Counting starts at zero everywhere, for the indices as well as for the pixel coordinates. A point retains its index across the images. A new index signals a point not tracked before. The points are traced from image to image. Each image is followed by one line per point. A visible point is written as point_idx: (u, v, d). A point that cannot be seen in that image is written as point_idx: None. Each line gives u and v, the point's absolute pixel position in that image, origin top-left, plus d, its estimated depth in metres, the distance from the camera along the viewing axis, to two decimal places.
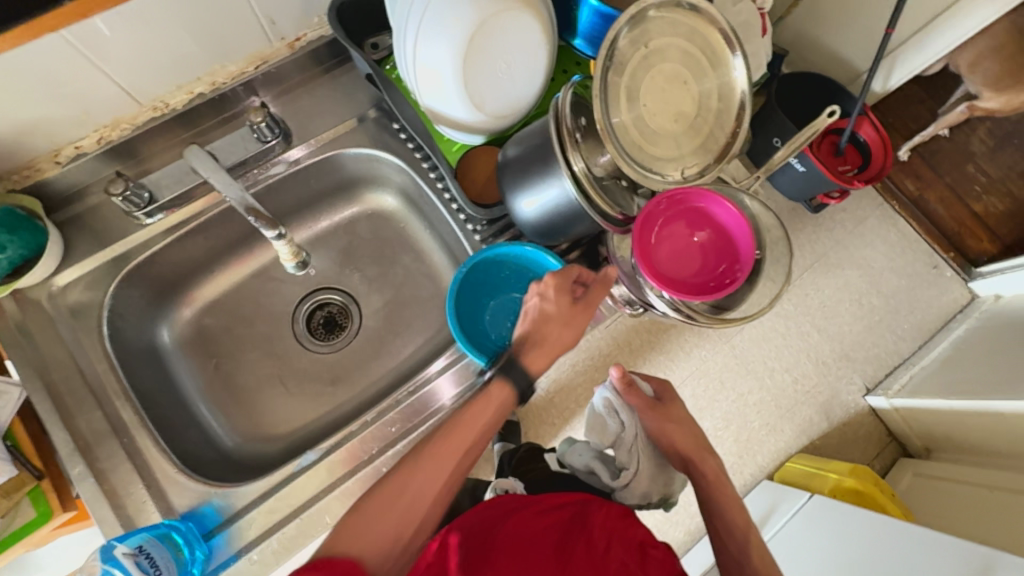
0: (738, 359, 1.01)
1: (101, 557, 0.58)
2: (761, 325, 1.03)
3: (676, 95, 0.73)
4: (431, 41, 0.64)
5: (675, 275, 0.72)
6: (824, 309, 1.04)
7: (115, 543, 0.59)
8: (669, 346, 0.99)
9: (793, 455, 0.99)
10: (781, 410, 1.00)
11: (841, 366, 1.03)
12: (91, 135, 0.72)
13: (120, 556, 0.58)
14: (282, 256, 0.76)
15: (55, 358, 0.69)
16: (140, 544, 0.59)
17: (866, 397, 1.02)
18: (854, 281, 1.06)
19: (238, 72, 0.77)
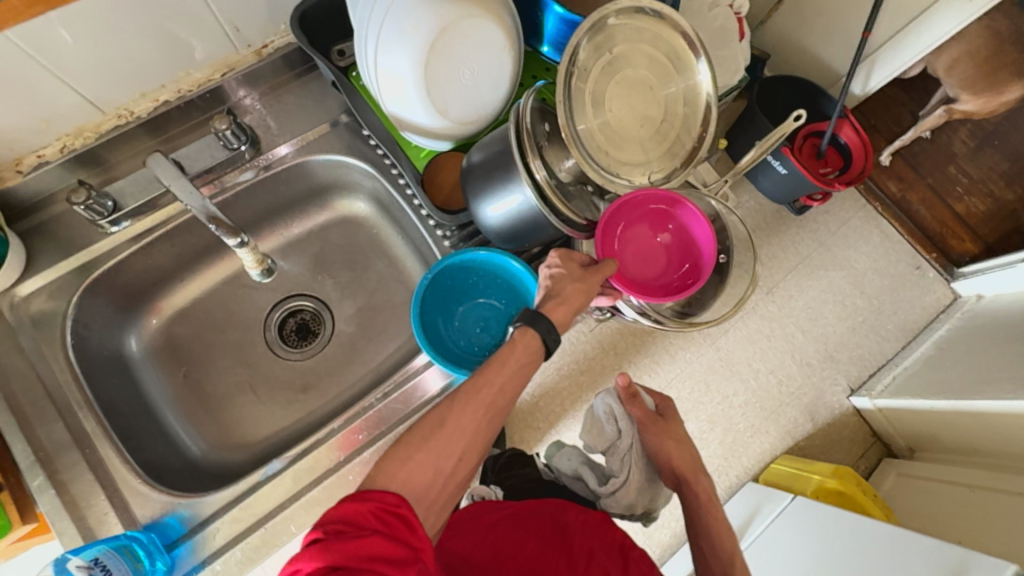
0: (722, 362, 1.01)
1: (55, 570, 0.58)
2: (746, 328, 1.03)
3: (641, 100, 0.74)
4: (392, 49, 0.64)
5: (640, 278, 0.72)
6: (808, 310, 1.05)
7: (70, 556, 0.59)
8: (653, 349, 0.99)
9: (778, 456, 0.99)
10: (765, 412, 1.01)
11: (825, 367, 1.03)
12: (53, 143, 0.72)
13: (74, 569, 0.57)
14: (247, 263, 0.79)
15: (16, 368, 0.69)
16: (96, 557, 0.59)
17: (850, 398, 1.02)
18: (837, 282, 1.07)
19: (204, 79, 0.77)
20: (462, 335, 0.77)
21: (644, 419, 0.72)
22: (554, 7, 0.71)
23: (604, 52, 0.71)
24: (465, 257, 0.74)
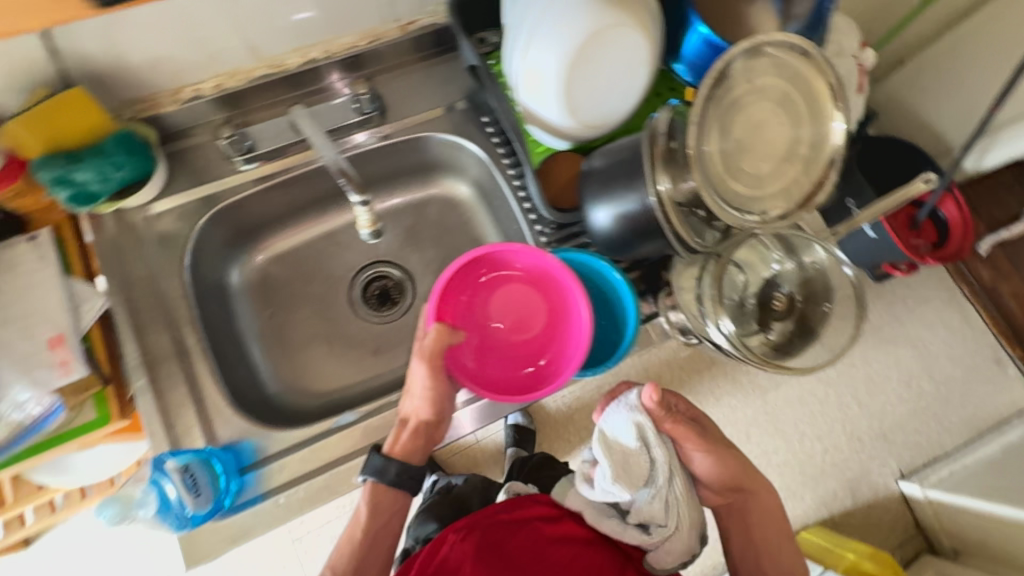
0: (768, 416, 1.00)
1: (153, 468, 0.64)
2: (799, 387, 1.02)
3: (767, 136, 0.73)
4: (543, 44, 0.66)
5: (505, 356, 0.75)
6: (870, 383, 1.02)
7: (166, 458, 0.64)
8: (698, 389, 0.99)
9: (809, 525, 0.98)
10: (803, 477, 0.99)
11: (876, 445, 1.00)
12: (210, 80, 0.77)
13: (169, 470, 0.63)
14: (361, 223, 0.76)
15: (138, 277, 0.74)
16: (187, 463, 0.63)
17: (899, 482, 0.99)
18: (906, 360, 1.02)
19: (351, 44, 0.81)
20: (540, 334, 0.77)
21: (682, 423, 0.69)
22: (700, 28, 0.71)
23: (743, 82, 0.70)
24: (564, 255, 0.75)
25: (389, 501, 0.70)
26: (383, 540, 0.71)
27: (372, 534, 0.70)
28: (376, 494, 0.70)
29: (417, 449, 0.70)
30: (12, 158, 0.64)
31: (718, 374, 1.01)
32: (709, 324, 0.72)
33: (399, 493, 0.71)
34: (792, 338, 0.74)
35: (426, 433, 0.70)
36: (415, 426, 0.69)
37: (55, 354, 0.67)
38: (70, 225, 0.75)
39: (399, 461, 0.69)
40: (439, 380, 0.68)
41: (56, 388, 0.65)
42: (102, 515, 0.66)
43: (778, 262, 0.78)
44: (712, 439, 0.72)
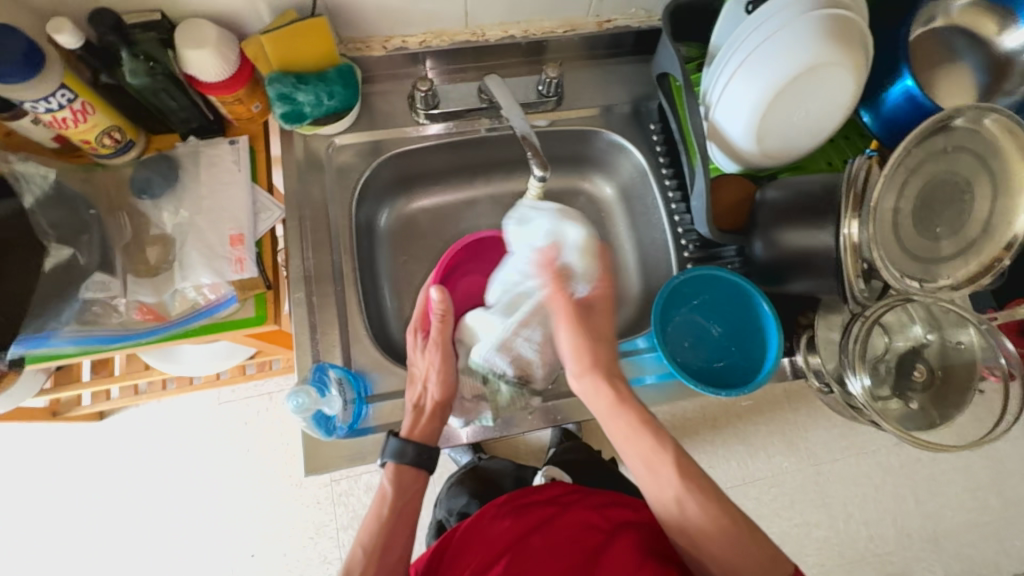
0: (818, 484, 1.30)
1: (313, 372, 0.68)
2: (854, 469, 1.31)
3: (945, 205, 0.72)
4: (756, 65, 0.68)
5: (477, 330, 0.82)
6: (928, 485, 1.30)
7: (326, 366, 0.69)
8: (728, 428, 1.31)
9: None
10: (842, 559, 1.26)
11: (927, 545, 1.27)
12: (418, 35, 0.83)
13: (328, 377, 0.68)
14: (529, 196, 0.81)
15: (313, 199, 0.80)
16: (342, 377, 0.69)
17: None
18: (972, 469, 1.31)
19: (549, 29, 0.86)
20: (672, 345, 0.77)
21: (586, 359, 0.71)
22: (907, 79, 0.71)
23: (935, 147, 0.70)
24: (718, 273, 0.76)
25: (410, 480, 0.69)
26: (403, 530, 0.67)
27: (398, 513, 0.67)
28: (399, 475, 0.69)
29: (431, 432, 0.70)
30: (245, 66, 0.72)
31: (772, 437, 1.32)
32: (846, 377, 0.71)
33: (420, 472, 0.69)
34: (925, 409, 0.73)
35: (435, 414, 0.70)
36: (433, 409, 0.70)
37: (233, 251, 0.72)
38: (262, 137, 0.81)
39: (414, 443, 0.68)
40: (447, 360, 0.72)
41: (230, 280, 0.71)
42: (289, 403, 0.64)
43: (927, 332, 0.76)
44: (621, 396, 0.69)
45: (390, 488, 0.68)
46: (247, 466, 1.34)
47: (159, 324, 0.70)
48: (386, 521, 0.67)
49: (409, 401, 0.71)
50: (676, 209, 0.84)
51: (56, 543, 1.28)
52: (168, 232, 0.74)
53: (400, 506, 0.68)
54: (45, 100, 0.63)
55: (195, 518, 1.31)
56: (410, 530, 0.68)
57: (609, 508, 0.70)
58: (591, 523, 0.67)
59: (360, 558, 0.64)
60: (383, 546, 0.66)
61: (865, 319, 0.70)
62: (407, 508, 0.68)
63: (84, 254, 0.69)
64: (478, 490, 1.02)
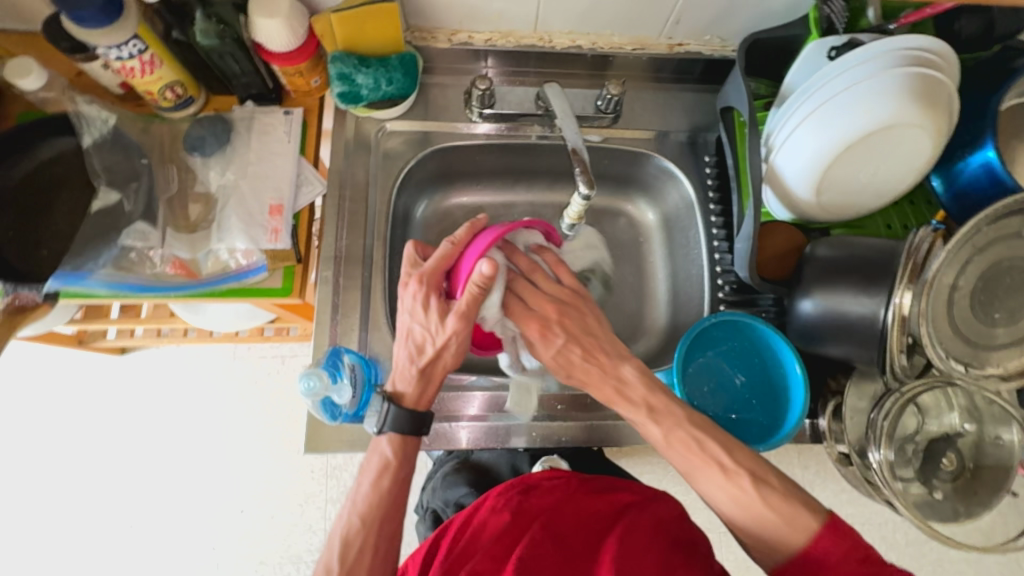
0: None
1: (330, 355, 0.68)
2: None
3: (1008, 291, 0.68)
4: (832, 115, 0.64)
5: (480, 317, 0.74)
6: (934, 570, 1.24)
7: (343, 351, 0.69)
8: None
9: None
10: None
11: None
12: (485, 33, 0.82)
13: (344, 363, 0.68)
14: (570, 213, 0.79)
15: (356, 180, 0.80)
16: (358, 364, 0.69)
17: None
18: (985, 563, 1.24)
19: (618, 45, 0.84)
20: (692, 388, 0.74)
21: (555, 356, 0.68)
22: (990, 152, 0.67)
23: (1008, 228, 0.66)
24: (753, 323, 0.74)
25: (411, 450, 0.65)
26: (399, 501, 0.64)
27: (399, 485, 0.64)
28: (402, 444, 0.65)
29: (424, 389, 0.66)
30: (311, 41, 0.72)
31: None
32: (870, 451, 0.68)
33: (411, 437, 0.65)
34: (950, 502, 0.69)
35: (432, 376, 0.66)
36: (437, 377, 0.66)
37: (270, 221, 0.73)
38: (316, 112, 0.81)
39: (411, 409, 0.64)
40: (469, 331, 0.65)
41: (262, 249, 0.72)
42: (303, 385, 0.64)
43: (965, 422, 0.72)
44: (691, 422, 0.63)
45: (392, 454, 0.64)
46: (250, 425, 1.37)
47: (190, 281, 0.71)
48: (386, 494, 0.63)
49: (408, 364, 0.65)
50: (718, 247, 0.82)
51: (61, 467, 1.33)
52: (212, 192, 0.75)
53: (402, 477, 0.64)
54: (117, 48, 0.64)
55: (193, 465, 1.34)
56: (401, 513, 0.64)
57: (608, 494, 0.72)
58: (594, 510, 0.70)
59: (358, 528, 0.61)
60: (383, 516, 0.63)
61: (903, 395, 0.66)
62: (410, 476, 0.65)
63: (129, 201, 0.71)
64: (477, 480, 0.96)
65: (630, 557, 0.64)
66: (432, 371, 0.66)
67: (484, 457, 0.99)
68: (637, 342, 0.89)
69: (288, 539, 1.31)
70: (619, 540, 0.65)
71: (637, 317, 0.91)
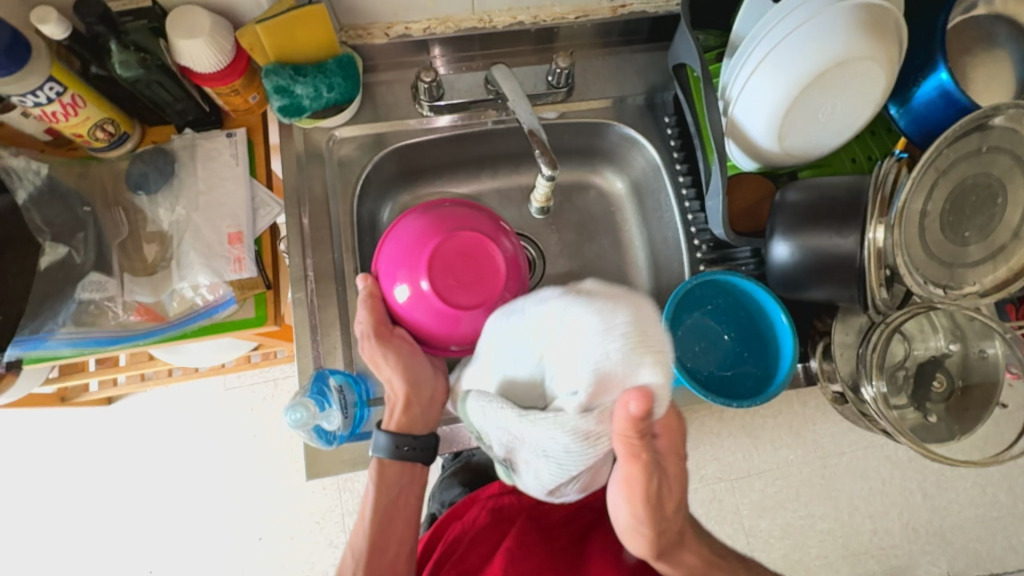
0: (825, 479, 1.29)
1: (311, 379, 0.66)
2: (864, 464, 1.30)
3: (976, 208, 0.69)
4: (783, 61, 0.64)
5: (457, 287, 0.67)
6: (939, 481, 1.29)
7: (327, 372, 0.67)
8: (738, 423, 1.30)
9: None
10: (846, 551, 1.26)
11: (931, 541, 1.27)
12: (421, 22, 0.78)
13: (330, 384, 0.66)
14: (536, 195, 0.79)
15: (316, 194, 0.77)
16: (342, 384, 0.67)
17: None
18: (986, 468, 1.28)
19: (561, 15, 0.81)
20: (683, 349, 0.75)
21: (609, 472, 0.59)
22: (942, 74, 0.66)
23: (969, 147, 0.66)
24: (732, 278, 0.74)
25: (396, 474, 0.67)
26: (399, 523, 0.68)
27: (383, 510, 0.67)
28: (382, 468, 0.67)
29: (416, 420, 0.68)
30: (240, 57, 0.68)
31: (782, 431, 1.30)
32: (863, 384, 0.69)
33: (406, 463, 0.68)
34: (943, 422, 0.70)
35: (420, 411, 0.68)
36: (402, 399, 0.67)
37: (231, 250, 0.70)
38: (261, 129, 0.78)
39: (391, 434, 0.66)
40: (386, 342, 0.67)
41: (228, 281, 0.70)
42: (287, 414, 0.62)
43: (950, 342, 0.73)
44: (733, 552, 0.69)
45: (373, 482, 0.67)
46: (252, 454, 1.35)
47: (159, 324, 0.69)
48: (373, 520, 0.66)
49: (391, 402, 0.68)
50: (690, 207, 0.81)
51: (59, 537, 1.30)
52: (165, 230, 0.73)
53: (386, 502, 0.67)
54: (32, 94, 0.60)
55: (200, 501, 1.32)
56: (400, 533, 0.68)
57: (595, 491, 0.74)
58: (580, 510, 0.71)
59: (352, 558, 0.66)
60: (372, 548, 0.66)
61: (887, 326, 0.67)
62: (394, 504, 0.67)
63: (79, 252, 0.67)
64: (471, 481, 1.00)
65: (615, 556, 0.64)
66: (411, 402, 0.67)
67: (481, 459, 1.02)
68: None
69: (312, 557, 1.30)
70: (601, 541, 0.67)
71: (620, 287, 0.90)
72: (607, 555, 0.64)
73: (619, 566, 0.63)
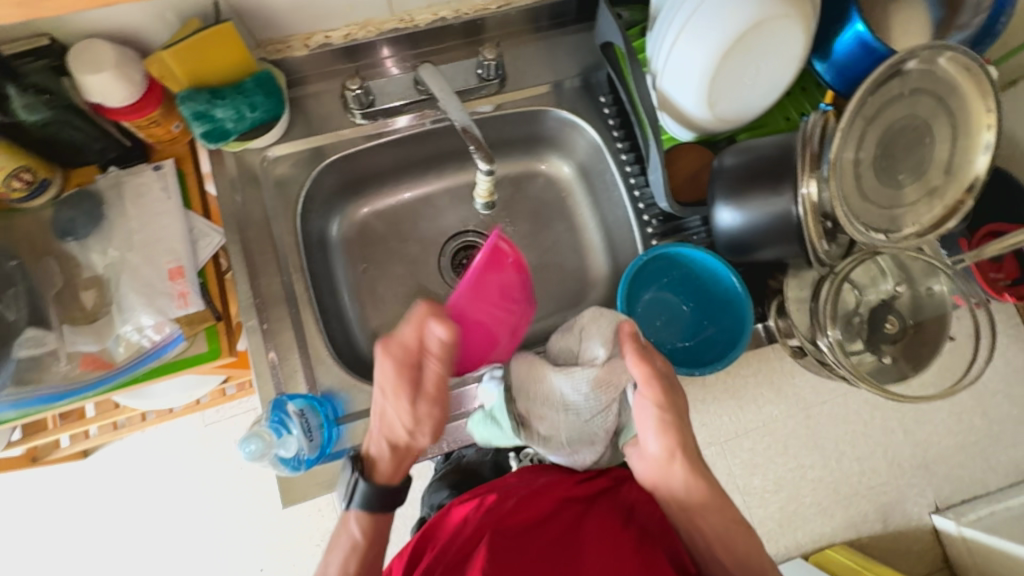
0: None
1: (271, 408, 0.65)
2: None
3: (906, 151, 0.70)
4: (700, 30, 0.64)
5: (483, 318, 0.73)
6: None
7: (285, 399, 0.65)
8: None
9: (835, 546, 1.21)
10: (840, 499, 1.22)
11: (918, 477, 1.23)
12: (341, 29, 0.77)
13: (289, 411, 0.64)
14: (480, 191, 0.77)
15: (255, 217, 0.75)
16: (303, 409, 0.66)
17: (934, 517, 1.18)
18: None
19: (482, 6, 0.80)
20: (645, 325, 0.77)
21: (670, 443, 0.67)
22: (857, 25, 0.68)
23: (892, 93, 0.68)
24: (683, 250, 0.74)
25: (378, 529, 0.64)
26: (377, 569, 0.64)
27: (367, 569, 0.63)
28: (367, 525, 0.63)
29: (397, 469, 0.65)
30: (153, 86, 0.66)
31: None
32: (817, 334, 0.70)
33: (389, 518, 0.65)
34: (898, 362, 0.73)
35: (405, 458, 0.65)
36: (394, 447, 0.64)
37: (174, 285, 0.69)
38: (190, 158, 0.76)
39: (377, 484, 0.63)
40: (404, 384, 0.63)
41: (174, 317, 0.68)
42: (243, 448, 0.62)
43: (898, 284, 0.76)
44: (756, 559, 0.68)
45: (360, 535, 0.63)
46: (239, 485, 1.32)
47: (107, 372, 0.67)
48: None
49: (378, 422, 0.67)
50: (636, 183, 0.81)
51: None
52: (102, 274, 0.70)
53: (370, 561, 0.63)
54: None
55: (192, 540, 1.29)
56: None
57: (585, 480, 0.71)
58: (566, 496, 0.68)
59: None
60: None
61: (835, 276, 0.69)
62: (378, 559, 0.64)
63: (11, 309, 0.66)
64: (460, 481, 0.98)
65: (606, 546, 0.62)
66: (405, 450, 0.65)
67: (471, 459, 1.01)
68: (587, 296, 0.89)
69: None
70: (592, 527, 0.64)
71: (580, 271, 0.91)
72: (600, 549, 0.62)
73: (614, 549, 0.62)
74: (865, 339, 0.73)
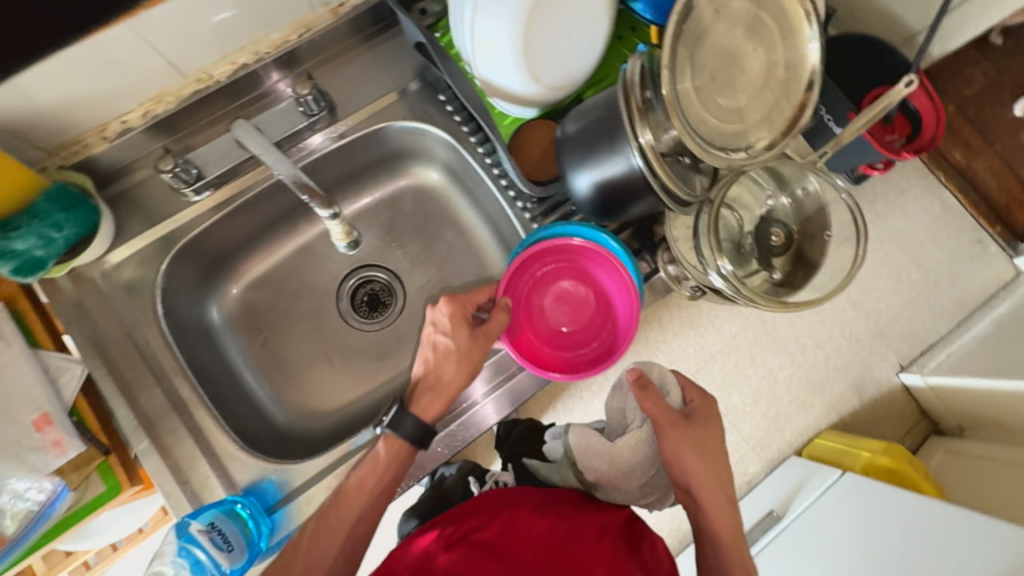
0: None
1: (176, 533, 0.63)
2: None
3: (739, 65, 0.69)
4: (493, 9, 0.61)
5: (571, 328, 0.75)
6: None
7: (189, 520, 0.63)
8: None
9: (821, 431, 1.04)
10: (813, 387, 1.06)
11: (875, 341, 1.06)
12: (136, 109, 0.70)
13: (195, 532, 0.62)
14: (335, 236, 0.78)
15: (112, 334, 0.70)
16: (212, 521, 0.63)
17: (900, 374, 1.06)
18: None
19: (282, 40, 0.73)
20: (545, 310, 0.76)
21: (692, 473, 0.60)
22: None
23: (705, 11, 0.66)
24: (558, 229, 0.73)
25: None
26: None
27: None
28: None
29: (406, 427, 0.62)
30: None
31: None
32: (708, 272, 0.70)
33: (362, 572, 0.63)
34: (790, 274, 0.73)
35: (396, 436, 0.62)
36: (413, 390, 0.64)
37: (44, 436, 0.64)
38: (25, 295, 0.69)
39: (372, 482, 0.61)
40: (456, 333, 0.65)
41: (54, 470, 0.63)
42: None
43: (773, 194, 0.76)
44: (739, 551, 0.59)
45: None
46: None
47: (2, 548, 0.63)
48: None
49: (421, 345, 0.66)
50: (501, 173, 0.79)
51: None
52: None
53: None
54: None
55: None
56: None
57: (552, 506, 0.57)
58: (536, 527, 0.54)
59: None
60: None
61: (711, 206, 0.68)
62: None
63: None
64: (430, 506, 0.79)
65: None
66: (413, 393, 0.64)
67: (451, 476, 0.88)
68: None
69: None
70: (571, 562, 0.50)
71: (482, 271, 0.88)
72: None
73: None
74: (755, 259, 0.74)
